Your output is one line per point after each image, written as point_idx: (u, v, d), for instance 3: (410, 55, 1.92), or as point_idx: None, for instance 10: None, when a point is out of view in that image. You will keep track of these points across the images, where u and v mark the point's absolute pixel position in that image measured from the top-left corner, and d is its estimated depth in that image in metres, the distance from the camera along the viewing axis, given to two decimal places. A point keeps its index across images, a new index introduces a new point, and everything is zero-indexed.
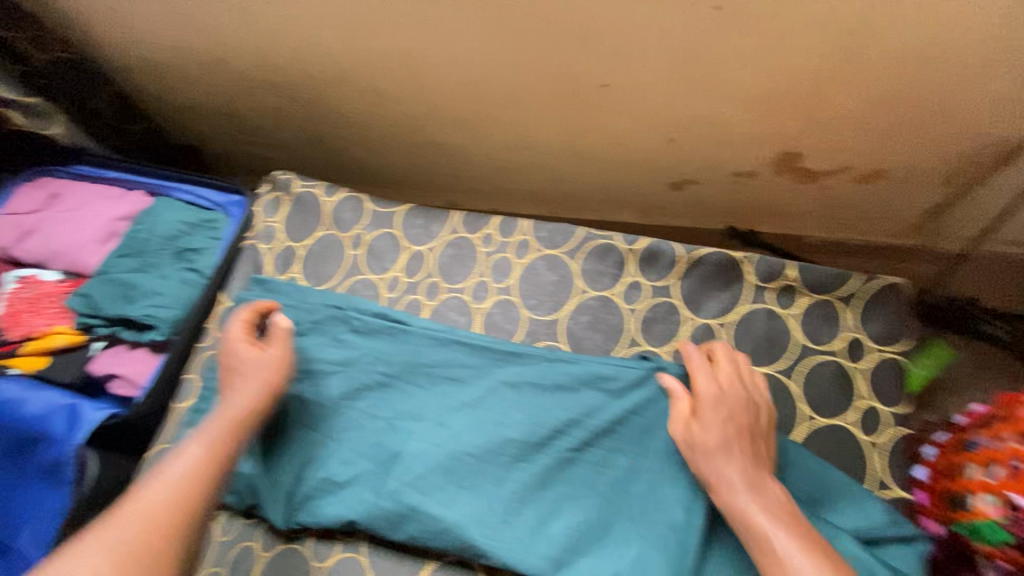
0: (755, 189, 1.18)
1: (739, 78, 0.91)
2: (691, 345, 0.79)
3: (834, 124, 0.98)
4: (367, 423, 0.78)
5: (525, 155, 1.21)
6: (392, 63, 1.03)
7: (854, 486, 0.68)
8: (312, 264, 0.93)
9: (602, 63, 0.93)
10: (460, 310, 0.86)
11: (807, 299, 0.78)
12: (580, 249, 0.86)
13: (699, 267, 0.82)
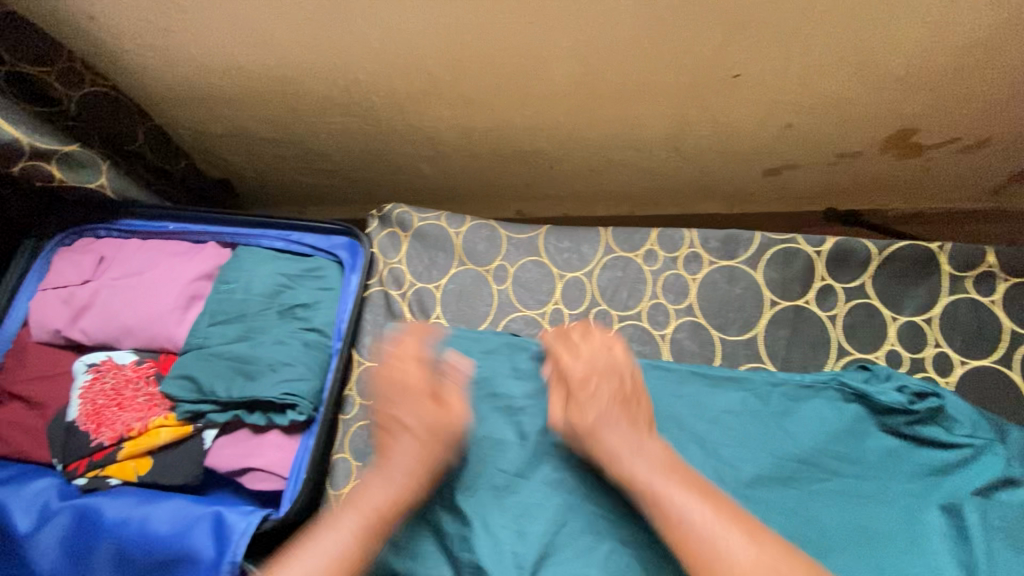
0: (853, 168, 1.15)
1: (884, 57, 0.86)
2: (902, 347, 0.75)
3: (961, 98, 0.95)
4: (563, 474, 0.68)
5: (617, 155, 1.12)
6: (494, 70, 0.90)
7: None
8: (454, 306, 0.82)
9: (743, 51, 0.85)
10: (641, 340, 0.78)
11: (1008, 285, 0.75)
12: (759, 257, 0.80)
13: (893, 262, 0.77)
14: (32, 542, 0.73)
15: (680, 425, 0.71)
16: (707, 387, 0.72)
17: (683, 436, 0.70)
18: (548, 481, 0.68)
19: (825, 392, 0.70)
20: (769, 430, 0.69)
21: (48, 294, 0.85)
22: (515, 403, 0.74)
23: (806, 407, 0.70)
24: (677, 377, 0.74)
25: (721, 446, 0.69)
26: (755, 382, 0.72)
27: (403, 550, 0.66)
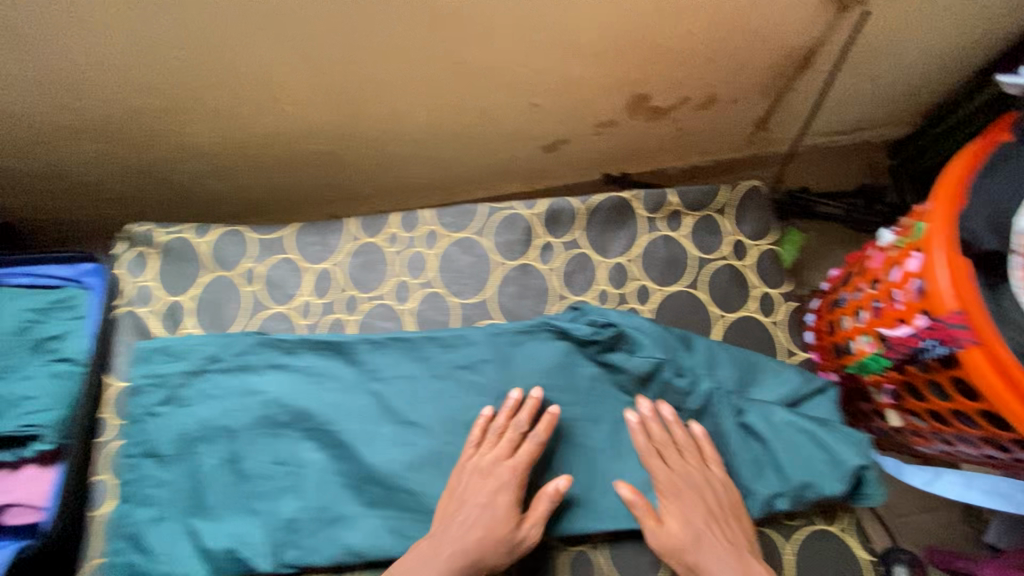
0: (616, 135, 1.28)
1: (581, 35, 0.97)
2: (612, 286, 0.86)
3: (669, 64, 1.09)
4: (308, 454, 0.75)
5: (399, 148, 1.19)
6: (232, 78, 0.95)
7: (768, 361, 0.79)
8: (207, 313, 0.84)
9: (454, 41, 0.94)
10: (386, 316, 0.83)
11: (691, 219, 0.88)
12: (486, 225, 0.87)
13: (596, 214, 0.88)
14: None
15: (413, 389, 0.77)
16: (440, 350, 0.79)
17: (421, 398, 0.77)
18: (297, 459, 0.75)
19: (540, 336, 0.79)
20: (495, 379, 0.78)
21: None
22: (267, 396, 0.78)
23: (524, 351, 0.78)
24: (414, 345, 0.79)
25: (450, 399, 0.77)
26: (480, 336, 0.79)
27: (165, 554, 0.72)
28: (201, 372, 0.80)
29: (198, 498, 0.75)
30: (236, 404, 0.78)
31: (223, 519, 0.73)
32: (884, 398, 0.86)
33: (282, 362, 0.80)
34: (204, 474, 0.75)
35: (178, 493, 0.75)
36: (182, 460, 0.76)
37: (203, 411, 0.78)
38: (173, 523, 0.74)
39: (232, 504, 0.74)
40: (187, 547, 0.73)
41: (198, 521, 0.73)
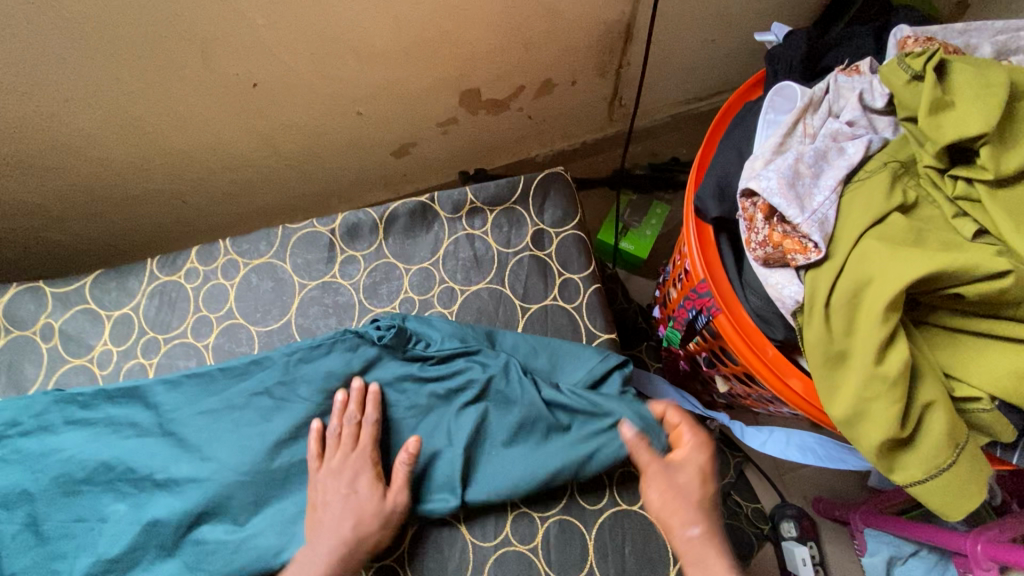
0: (464, 131, 1.27)
1: (374, 39, 0.95)
2: (415, 292, 0.85)
3: (486, 56, 1.07)
4: (106, 508, 0.74)
5: (236, 175, 1.16)
6: (17, 133, 0.92)
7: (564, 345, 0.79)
8: (5, 376, 0.82)
9: (238, 63, 0.91)
10: (186, 354, 0.82)
11: (493, 215, 0.87)
12: (286, 247, 0.86)
13: (396, 221, 0.87)
14: None
15: (208, 423, 0.76)
16: (232, 381, 0.78)
17: (214, 431, 0.75)
18: (96, 511, 0.74)
19: (336, 351, 0.78)
20: (290, 404, 0.76)
21: None
22: (63, 453, 0.77)
23: (317, 368, 0.77)
24: (209, 379, 0.78)
25: (246, 428, 0.75)
26: (273, 360, 0.78)
27: None
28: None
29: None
30: (34, 464, 0.77)
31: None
32: (706, 365, 0.87)
33: (80, 416, 0.78)
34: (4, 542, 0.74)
35: None
36: None
37: (0, 478, 0.76)
38: None
39: (36, 568, 0.73)
40: None
41: None
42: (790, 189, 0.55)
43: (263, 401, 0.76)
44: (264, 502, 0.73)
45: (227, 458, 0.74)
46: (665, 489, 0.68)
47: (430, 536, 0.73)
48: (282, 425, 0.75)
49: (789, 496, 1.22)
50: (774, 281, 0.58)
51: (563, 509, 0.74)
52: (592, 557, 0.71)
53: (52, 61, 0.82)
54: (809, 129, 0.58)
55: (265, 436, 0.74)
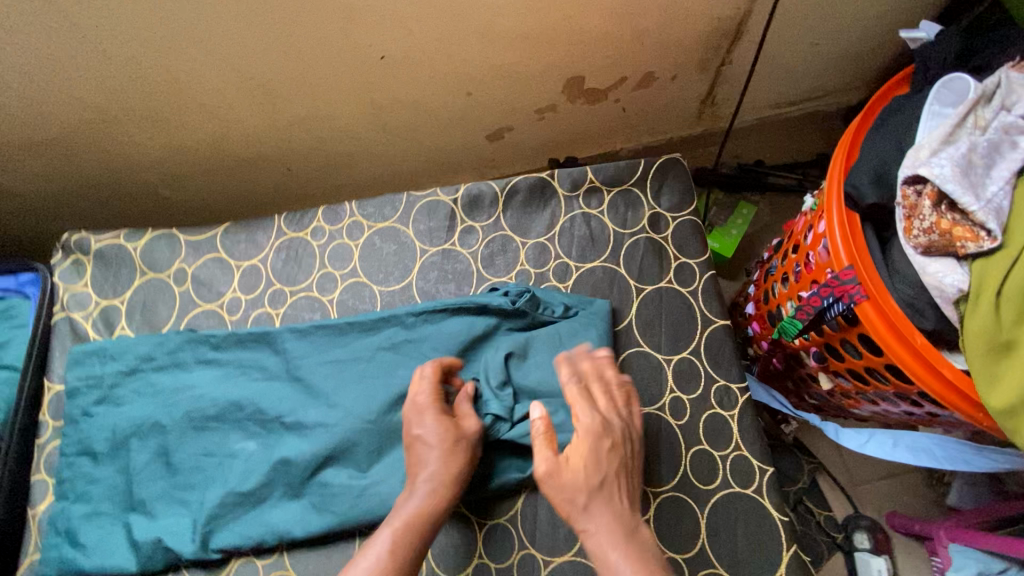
0: (559, 120, 1.29)
1: (501, 19, 0.97)
2: (531, 265, 0.87)
3: (598, 44, 1.09)
4: (234, 443, 0.78)
5: (342, 146, 1.20)
6: (159, 89, 0.97)
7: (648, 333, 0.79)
8: (139, 315, 0.87)
9: (371, 35, 0.94)
10: (311, 307, 0.86)
11: (610, 195, 0.88)
12: (409, 214, 0.90)
13: (516, 195, 0.89)
14: None
15: (335, 373, 0.79)
16: (360, 335, 0.81)
17: (340, 380, 0.79)
18: (225, 447, 0.78)
19: (466, 311, 0.80)
20: (417, 360, 0.79)
21: None
22: (195, 390, 0.81)
23: (439, 326, 0.80)
24: (339, 332, 0.81)
25: (372, 379, 0.78)
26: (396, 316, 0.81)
27: (94, 548, 0.74)
28: (133, 371, 0.82)
29: (129, 492, 0.77)
30: (165, 399, 0.80)
31: (157, 514, 0.75)
32: (812, 361, 0.87)
33: (213, 357, 0.82)
34: (136, 468, 0.78)
35: (111, 489, 0.77)
36: (114, 456, 0.79)
37: (134, 408, 0.81)
38: (104, 518, 0.76)
39: (165, 497, 0.76)
40: (116, 539, 0.75)
41: (128, 513, 0.76)
42: (964, 177, 0.55)
43: (387, 358, 0.79)
44: (385, 454, 0.75)
45: (352, 405, 0.76)
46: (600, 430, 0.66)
47: (543, 501, 0.75)
48: (406, 377, 0.77)
49: (863, 509, 1.20)
50: (932, 269, 0.58)
51: (674, 487, 0.74)
52: (705, 535, 0.72)
53: (210, 22, 0.86)
54: (981, 120, 0.60)
55: (392, 388, 0.77)
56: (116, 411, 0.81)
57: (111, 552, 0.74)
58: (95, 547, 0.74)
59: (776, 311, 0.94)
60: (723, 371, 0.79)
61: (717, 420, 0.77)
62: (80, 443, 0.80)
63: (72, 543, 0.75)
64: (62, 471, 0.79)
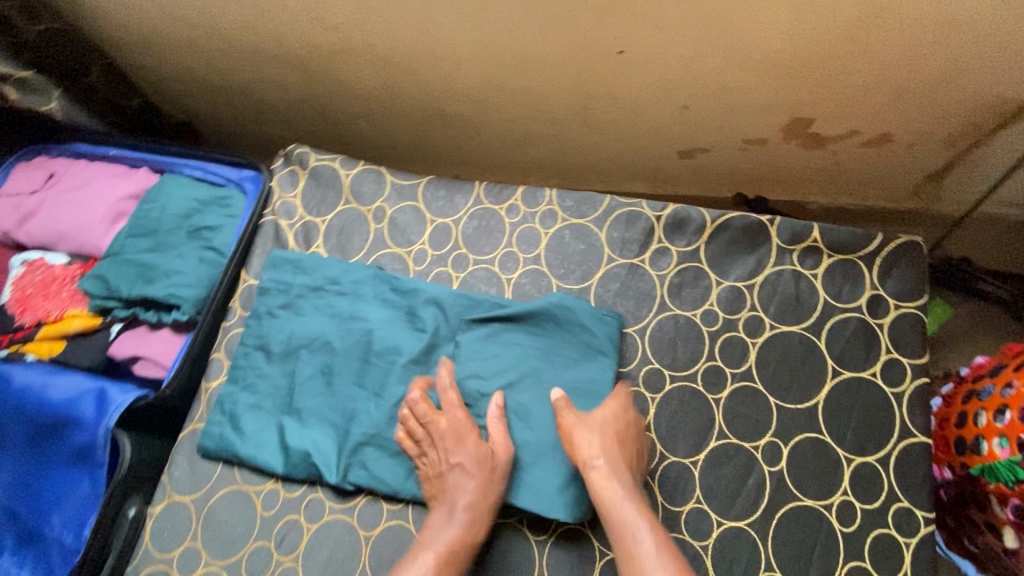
0: (763, 156, 1.19)
1: (759, 43, 0.90)
2: (720, 308, 0.80)
3: (849, 91, 0.99)
4: (386, 387, 0.80)
5: (536, 125, 1.19)
6: (401, 34, 0.99)
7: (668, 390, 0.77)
8: (334, 238, 0.92)
9: (622, 28, 0.91)
10: (489, 281, 0.86)
11: (830, 260, 0.80)
12: (607, 218, 0.86)
13: (727, 231, 0.83)
14: None
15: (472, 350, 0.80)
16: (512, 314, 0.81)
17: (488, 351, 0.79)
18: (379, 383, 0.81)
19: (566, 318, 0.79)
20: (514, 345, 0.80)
21: (4, 201, 1.00)
22: (367, 323, 0.84)
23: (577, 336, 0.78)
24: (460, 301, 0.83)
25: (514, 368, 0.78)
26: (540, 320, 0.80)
27: (249, 437, 0.80)
28: (317, 286, 0.87)
29: (287, 397, 0.82)
30: (336, 321, 0.85)
31: (309, 425, 0.80)
32: (1007, 513, 0.77)
33: (393, 297, 0.85)
34: (299, 377, 0.83)
35: (274, 389, 0.83)
36: (282, 357, 0.84)
37: (307, 321, 0.85)
38: (264, 412, 0.82)
39: (318, 412, 0.81)
40: (268, 437, 0.80)
41: (281, 417, 0.81)
42: None
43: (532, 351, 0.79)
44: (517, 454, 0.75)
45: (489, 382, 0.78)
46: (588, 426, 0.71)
47: None
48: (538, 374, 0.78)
49: None
50: None
51: None
52: None
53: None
54: None
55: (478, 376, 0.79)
56: (290, 319, 0.86)
57: (262, 447, 0.80)
58: (250, 436, 0.80)
59: (965, 437, 0.82)
60: (910, 493, 0.70)
61: (888, 542, 0.69)
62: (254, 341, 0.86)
63: (231, 427, 0.81)
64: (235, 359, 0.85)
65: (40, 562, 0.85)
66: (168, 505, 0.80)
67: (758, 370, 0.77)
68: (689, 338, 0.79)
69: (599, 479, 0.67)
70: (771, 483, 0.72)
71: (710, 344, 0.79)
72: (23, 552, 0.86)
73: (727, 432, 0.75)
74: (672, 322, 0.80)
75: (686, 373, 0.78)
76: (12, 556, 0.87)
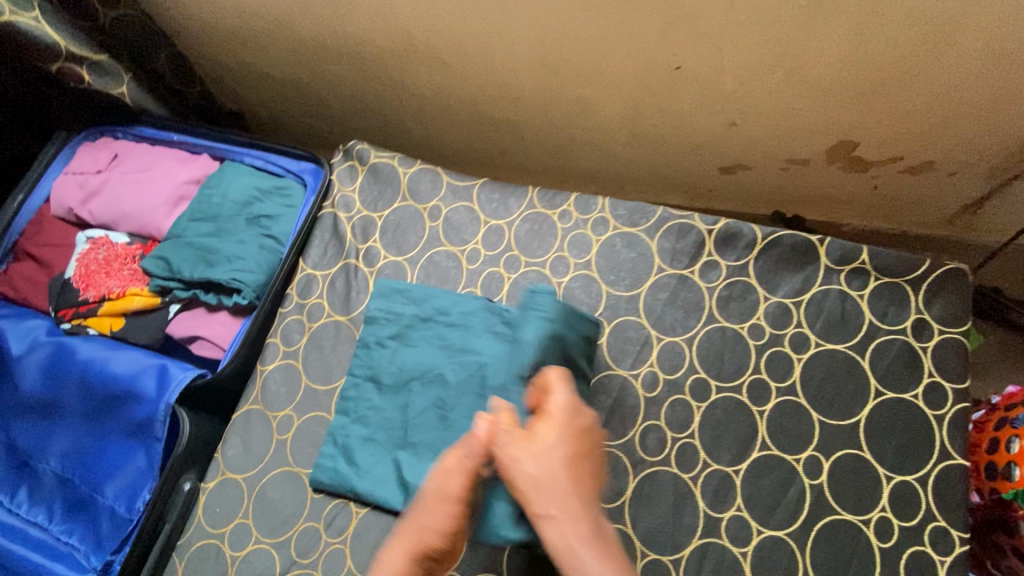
0: (803, 176, 1.21)
1: (814, 65, 0.93)
2: (767, 323, 0.82)
3: (897, 117, 1.01)
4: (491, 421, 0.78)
5: (582, 133, 1.22)
6: (464, 38, 1.02)
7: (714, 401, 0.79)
8: (390, 234, 0.95)
9: (681, 44, 0.94)
10: (540, 284, 0.89)
11: (876, 282, 0.82)
12: (658, 229, 0.88)
13: (776, 248, 0.85)
14: (19, 367, 0.89)
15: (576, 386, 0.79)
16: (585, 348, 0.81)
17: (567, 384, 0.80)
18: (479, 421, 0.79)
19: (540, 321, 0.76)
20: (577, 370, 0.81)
21: (68, 179, 1.03)
22: (479, 356, 0.82)
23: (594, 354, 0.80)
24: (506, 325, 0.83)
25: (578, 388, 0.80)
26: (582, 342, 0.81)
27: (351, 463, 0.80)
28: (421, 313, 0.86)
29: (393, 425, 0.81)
30: (450, 352, 0.83)
31: (424, 460, 0.78)
32: None
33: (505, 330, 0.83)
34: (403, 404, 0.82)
35: (373, 414, 0.82)
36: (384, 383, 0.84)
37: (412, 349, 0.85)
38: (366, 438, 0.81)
39: (433, 446, 0.79)
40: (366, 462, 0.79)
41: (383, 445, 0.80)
42: None
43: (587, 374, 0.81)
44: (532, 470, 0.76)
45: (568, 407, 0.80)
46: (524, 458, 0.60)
47: (711, 558, 0.73)
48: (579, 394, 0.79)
49: None
50: None
51: None
52: None
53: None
54: None
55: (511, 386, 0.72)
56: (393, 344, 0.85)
57: (356, 473, 0.79)
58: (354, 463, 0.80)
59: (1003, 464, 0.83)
60: (948, 513, 0.72)
61: (924, 559, 0.71)
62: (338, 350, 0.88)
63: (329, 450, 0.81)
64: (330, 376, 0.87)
65: (90, 530, 0.88)
66: (220, 482, 0.83)
67: (803, 385, 0.79)
68: (736, 350, 0.81)
69: (556, 529, 0.55)
70: (812, 496, 0.74)
71: (756, 357, 0.81)
72: (74, 519, 0.89)
73: (769, 443, 0.77)
74: (719, 334, 0.82)
75: (732, 384, 0.79)
76: (62, 523, 0.90)
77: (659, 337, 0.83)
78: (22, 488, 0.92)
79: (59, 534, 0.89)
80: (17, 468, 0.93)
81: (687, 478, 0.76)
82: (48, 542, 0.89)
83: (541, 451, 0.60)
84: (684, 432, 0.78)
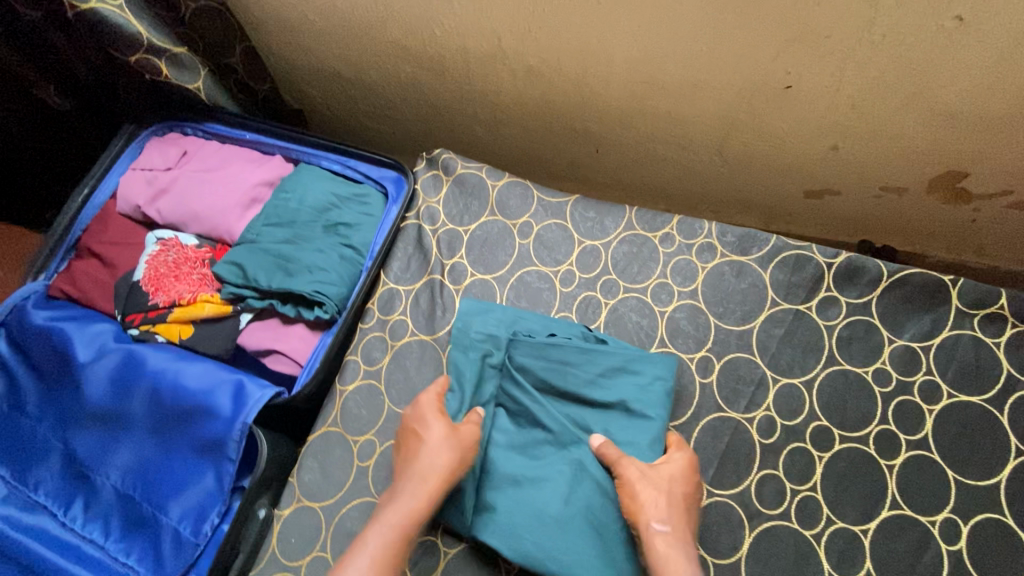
0: (897, 206, 1.14)
1: (942, 88, 0.87)
2: (894, 368, 0.76)
3: (1018, 149, 0.94)
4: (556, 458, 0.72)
5: (664, 150, 1.15)
6: (559, 45, 0.97)
7: (838, 452, 0.73)
8: (477, 251, 0.89)
9: (797, 62, 0.88)
10: (641, 312, 0.82)
11: (1017, 330, 0.74)
12: (771, 259, 0.82)
13: (902, 287, 0.78)
14: (83, 373, 0.84)
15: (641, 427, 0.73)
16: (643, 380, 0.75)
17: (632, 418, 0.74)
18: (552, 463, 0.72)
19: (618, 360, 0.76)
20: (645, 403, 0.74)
21: (136, 175, 0.99)
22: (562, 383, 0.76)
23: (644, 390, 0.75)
24: (575, 348, 0.76)
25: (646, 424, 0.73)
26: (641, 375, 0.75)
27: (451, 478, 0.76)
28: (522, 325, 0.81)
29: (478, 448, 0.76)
30: (548, 385, 0.76)
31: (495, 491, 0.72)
32: None
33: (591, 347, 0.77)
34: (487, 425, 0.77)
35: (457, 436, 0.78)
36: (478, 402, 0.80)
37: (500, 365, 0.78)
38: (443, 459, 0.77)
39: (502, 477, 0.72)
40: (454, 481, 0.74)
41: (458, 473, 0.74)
42: None
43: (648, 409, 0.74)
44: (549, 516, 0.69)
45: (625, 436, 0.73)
46: (637, 476, 0.68)
47: None
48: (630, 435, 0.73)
49: None
50: None
51: None
52: None
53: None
54: None
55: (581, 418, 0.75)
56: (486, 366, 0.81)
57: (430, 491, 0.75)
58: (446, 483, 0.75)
59: None
60: None
61: None
62: (428, 370, 0.83)
63: None
64: (412, 398, 0.82)
65: (149, 552, 0.83)
66: (296, 510, 0.78)
67: (936, 440, 0.72)
68: (860, 397, 0.75)
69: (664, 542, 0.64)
70: (949, 565, 0.67)
71: (882, 405, 0.74)
72: (131, 538, 0.84)
73: (900, 502, 0.70)
74: (840, 377, 0.76)
75: (857, 435, 0.73)
76: (118, 541, 0.84)
77: (776, 379, 0.77)
78: (76, 501, 0.87)
79: (114, 554, 0.84)
80: (71, 480, 0.88)
81: (810, 536, 0.70)
82: (102, 560, 0.84)
83: (642, 481, 0.67)
84: (805, 485, 0.72)
